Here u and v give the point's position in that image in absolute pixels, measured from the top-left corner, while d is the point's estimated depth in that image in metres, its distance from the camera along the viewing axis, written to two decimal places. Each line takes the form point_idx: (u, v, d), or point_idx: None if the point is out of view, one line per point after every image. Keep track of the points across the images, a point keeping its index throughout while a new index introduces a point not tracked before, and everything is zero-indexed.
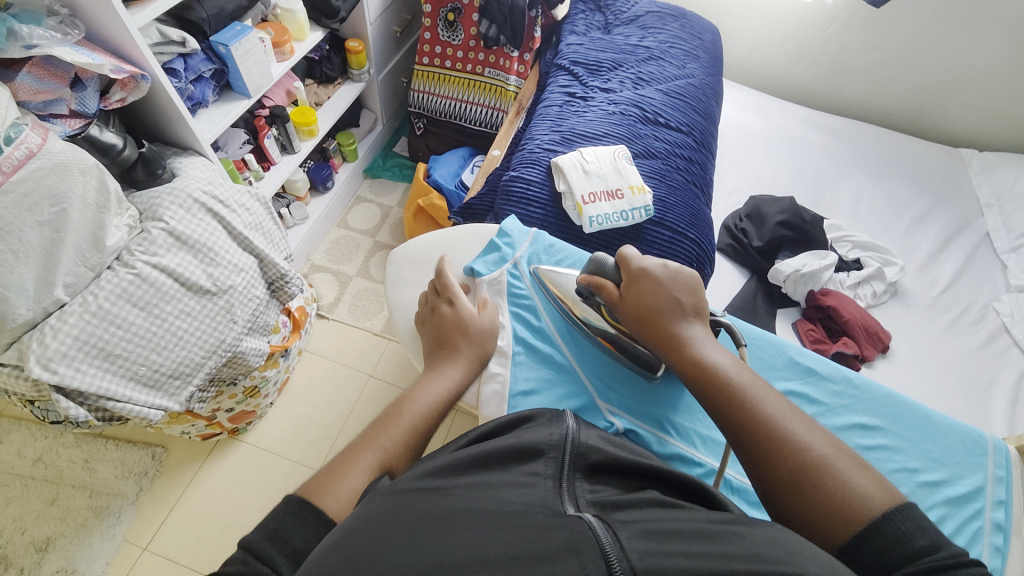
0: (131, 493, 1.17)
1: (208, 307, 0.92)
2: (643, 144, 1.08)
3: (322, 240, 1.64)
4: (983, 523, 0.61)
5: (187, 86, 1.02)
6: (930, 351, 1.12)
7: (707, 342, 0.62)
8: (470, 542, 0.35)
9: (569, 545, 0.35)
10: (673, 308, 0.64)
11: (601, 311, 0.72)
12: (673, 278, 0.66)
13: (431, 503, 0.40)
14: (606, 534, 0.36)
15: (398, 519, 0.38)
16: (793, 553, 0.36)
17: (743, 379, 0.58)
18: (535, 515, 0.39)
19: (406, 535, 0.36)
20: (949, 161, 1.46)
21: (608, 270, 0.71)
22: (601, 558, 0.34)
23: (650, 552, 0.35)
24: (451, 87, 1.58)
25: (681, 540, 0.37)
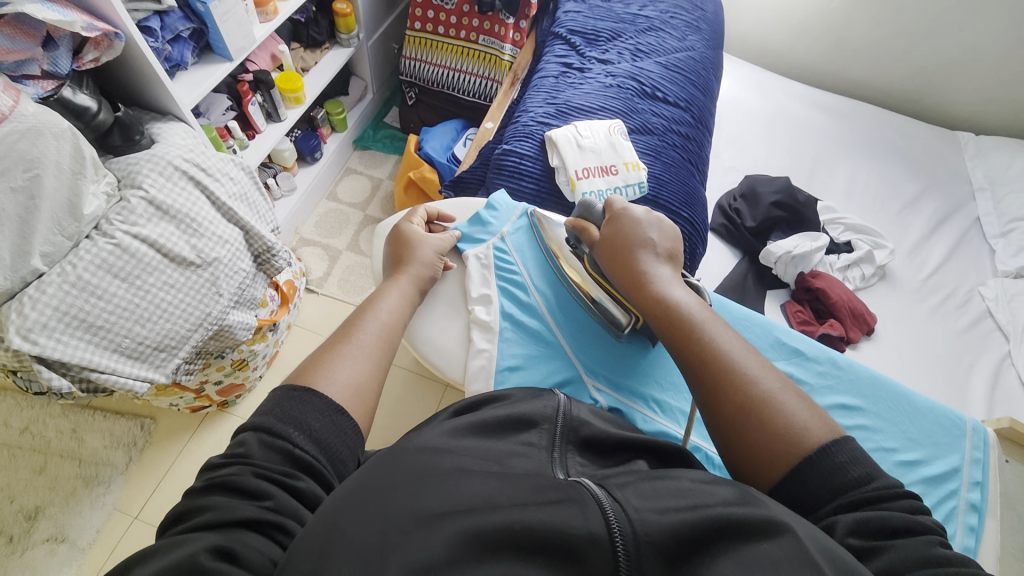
0: (120, 462, 1.18)
1: (193, 279, 0.90)
2: (639, 119, 1.06)
3: (311, 212, 1.60)
4: (957, 502, 0.63)
5: (164, 47, 0.97)
6: (914, 334, 1.14)
7: (672, 281, 0.63)
8: (477, 495, 0.36)
9: (569, 498, 0.36)
10: (646, 244, 0.66)
11: (582, 256, 0.74)
12: (654, 219, 0.69)
13: (432, 459, 0.39)
14: (603, 494, 0.37)
15: (400, 474, 0.38)
16: (775, 508, 0.36)
17: (697, 310, 0.58)
18: (537, 477, 0.39)
19: (413, 486, 0.36)
20: (946, 144, 1.45)
21: (593, 212, 0.74)
22: (601, 511, 0.35)
23: (644, 507, 0.36)
24: (444, 55, 1.53)
25: (671, 497, 0.37)
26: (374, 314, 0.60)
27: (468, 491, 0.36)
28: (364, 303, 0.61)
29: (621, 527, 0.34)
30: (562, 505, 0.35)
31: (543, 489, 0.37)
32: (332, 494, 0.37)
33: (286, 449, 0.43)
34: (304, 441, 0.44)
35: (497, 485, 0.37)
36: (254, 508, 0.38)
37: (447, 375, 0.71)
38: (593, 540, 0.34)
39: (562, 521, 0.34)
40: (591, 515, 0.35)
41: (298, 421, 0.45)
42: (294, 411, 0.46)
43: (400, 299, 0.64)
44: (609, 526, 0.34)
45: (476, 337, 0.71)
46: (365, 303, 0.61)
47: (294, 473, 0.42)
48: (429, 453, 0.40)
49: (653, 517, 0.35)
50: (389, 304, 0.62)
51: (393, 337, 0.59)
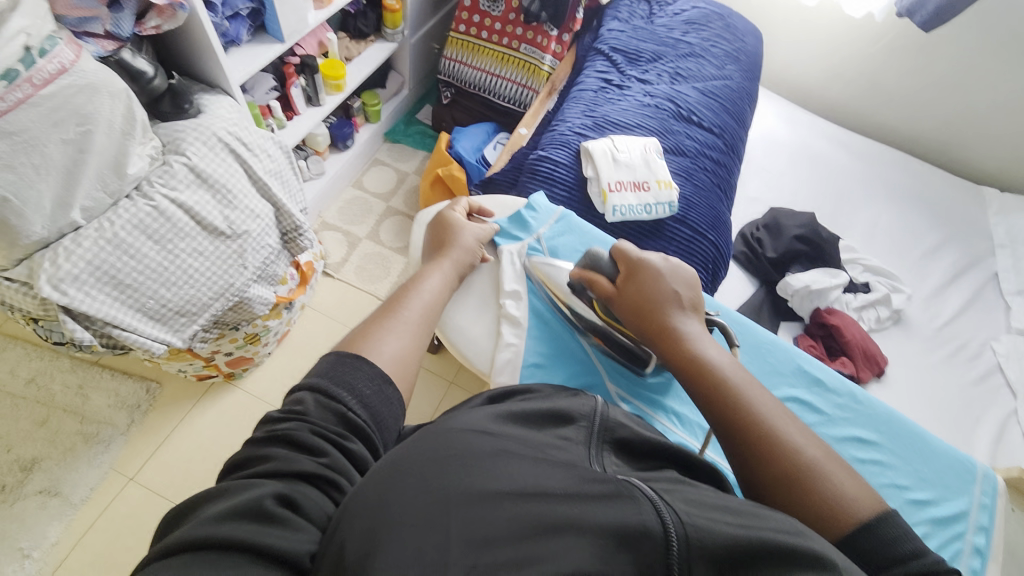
0: (123, 423, 1.19)
1: (221, 249, 0.92)
2: (674, 141, 1.08)
3: (336, 198, 1.63)
4: (963, 545, 0.63)
5: (223, 23, 1.00)
6: (924, 381, 1.14)
7: (702, 336, 0.62)
8: (528, 479, 0.36)
9: (618, 493, 0.37)
10: (671, 299, 0.64)
11: (593, 306, 0.69)
12: (671, 271, 0.66)
13: (481, 438, 0.40)
14: (655, 495, 0.37)
15: (451, 447, 0.38)
16: (818, 538, 0.36)
17: (726, 369, 0.57)
18: (579, 470, 0.39)
19: (465, 459, 0.37)
20: (970, 199, 1.46)
21: (604, 264, 0.69)
22: (654, 509, 0.36)
23: (694, 513, 0.36)
24: (484, 59, 1.56)
25: (720, 510, 0.37)
26: (413, 294, 0.61)
27: (521, 473, 0.37)
28: (404, 283, 0.62)
29: (674, 529, 0.34)
30: (616, 501, 0.36)
31: (590, 481, 0.37)
32: (384, 461, 0.39)
33: (340, 410, 0.44)
34: (356, 405, 0.45)
35: (547, 472, 0.38)
36: (312, 463, 0.39)
37: (472, 365, 0.72)
38: (646, 534, 0.34)
39: (613, 515, 0.35)
40: (644, 511, 0.35)
41: (349, 385, 0.46)
42: (343, 375, 0.47)
43: (439, 281, 0.65)
44: (663, 526, 0.35)
45: (504, 332, 0.72)
46: (406, 283, 0.63)
47: (348, 434, 0.43)
48: (477, 432, 0.41)
49: (705, 524, 0.35)
50: (427, 286, 0.63)
51: (433, 317, 0.60)
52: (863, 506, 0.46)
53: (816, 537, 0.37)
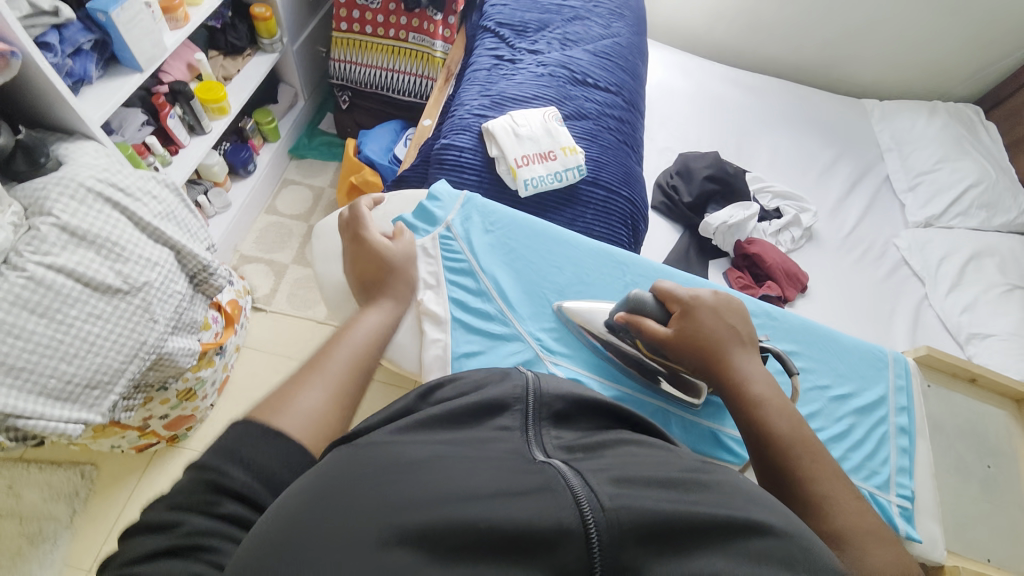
0: (64, 515, 1.09)
1: (122, 307, 0.84)
2: (573, 106, 1.09)
3: (250, 228, 1.53)
4: (888, 427, 0.70)
5: (65, 62, 0.90)
6: (843, 287, 1.24)
7: (762, 377, 0.58)
8: (440, 486, 0.30)
9: (541, 486, 0.30)
10: (729, 334, 0.60)
11: (634, 342, 0.65)
12: (726, 306, 0.62)
13: (399, 448, 0.34)
14: (576, 479, 0.31)
15: (361, 465, 0.32)
16: (753, 503, 0.33)
17: (769, 397, 0.56)
18: (509, 457, 0.33)
19: (366, 478, 0.30)
20: (854, 114, 1.58)
21: (649, 306, 0.63)
22: (575, 501, 0.29)
23: (622, 494, 0.30)
24: (375, 55, 1.50)
25: (651, 485, 0.32)
26: (352, 332, 0.58)
27: (426, 482, 0.30)
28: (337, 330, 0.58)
29: (597, 518, 0.29)
30: (535, 496, 0.29)
31: (515, 475, 0.31)
32: (274, 498, 0.31)
33: (211, 477, 0.36)
34: (237, 471, 0.37)
35: (465, 471, 0.31)
36: (166, 538, 0.34)
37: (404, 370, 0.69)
38: (564, 533, 0.28)
39: (527, 515, 0.28)
40: (563, 503, 0.29)
41: (234, 454, 0.38)
42: (230, 441, 0.39)
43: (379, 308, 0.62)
44: (584, 518, 0.29)
45: (428, 329, 0.69)
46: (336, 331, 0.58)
47: (218, 497, 0.36)
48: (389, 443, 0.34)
49: (634, 505, 0.30)
50: (366, 318, 0.60)
51: (367, 361, 0.55)
52: None
53: (758, 499, 0.33)
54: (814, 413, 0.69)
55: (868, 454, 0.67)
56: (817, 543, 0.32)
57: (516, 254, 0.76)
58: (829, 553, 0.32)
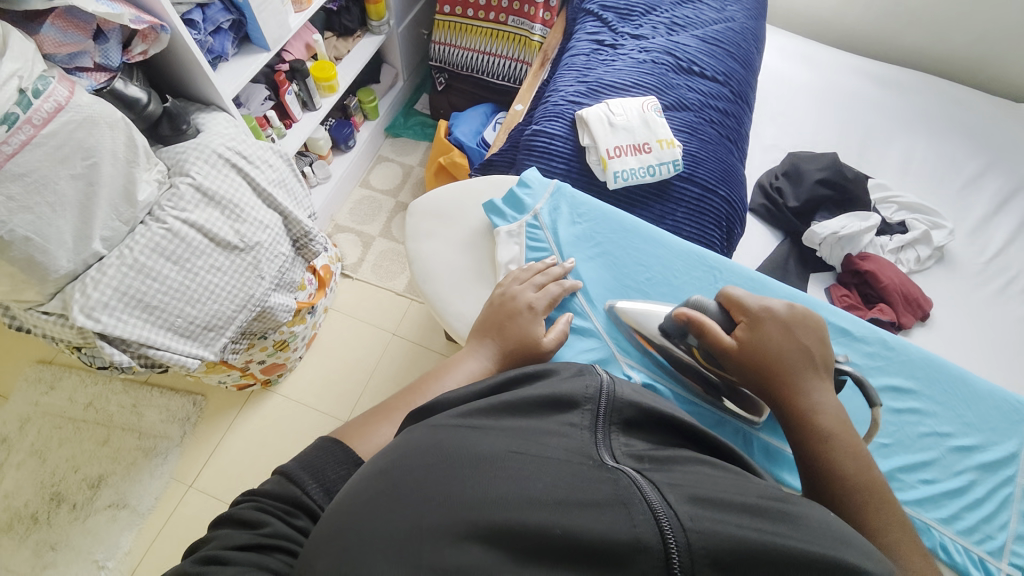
0: (176, 435, 1.26)
1: (237, 263, 0.95)
2: (674, 95, 1.02)
3: (345, 200, 1.64)
4: (1014, 490, 0.59)
5: (207, 38, 1.01)
6: (976, 320, 1.06)
7: (827, 404, 0.52)
8: (514, 486, 0.29)
9: (615, 496, 0.28)
10: (800, 357, 0.54)
11: (688, 348, 0.60)
12: (801, 322, 0.56)
13: (468, 438, 0.33)
14: (651, 492, 0.29)
15: (434, 454, 0.31)
16: (844, 542, 0.29)
17: (840, 433, 0.50)
18: (579, 456, 0.31)
19: (436, 477, 0.30)
20: (1016, 117, 1.33)
21: (711, 311, 0.59)
22: (651, 515, 0.27)
23: (703, 515, 0.27)
24: (474, 38, 1.52)
25: (731, 508, 0.29)
26: (445, 384, 0.54)
27: (495, 484, 0.29)
28: (435, 367, 0.56)
29: (677, 538, 0.26)
30: (605, 509, 0.28)
31: (586, 480, 0.29)
32: (354, 482, 0.32)
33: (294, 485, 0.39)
34: (315, 489, 0.39)
35: (536, 470, 0.30)
36: (251, 511, 0.37)
37: None
38: (642, 549, 0.26)
39: (602, 526, 0.27)
40: (639, 516, 0.27)
41: (315, 470, 0.40)
42: (313, 456, 0.41)
43: (479, 374, 0.55)
44: (662, 535, 0.26)
45: None
46: (429, 372, 0.56)
47: (296, 509, 0.38)
48: (456, 436, 0.33)
49: (717, 529, 0.27)
50: (464, 377, 0.54)
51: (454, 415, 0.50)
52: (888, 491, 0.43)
53: (850, 539, 0.29)
54: (924, 460, 0.60)
55: (986, 516, 0.58)
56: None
57: (602, 249, 0.73)
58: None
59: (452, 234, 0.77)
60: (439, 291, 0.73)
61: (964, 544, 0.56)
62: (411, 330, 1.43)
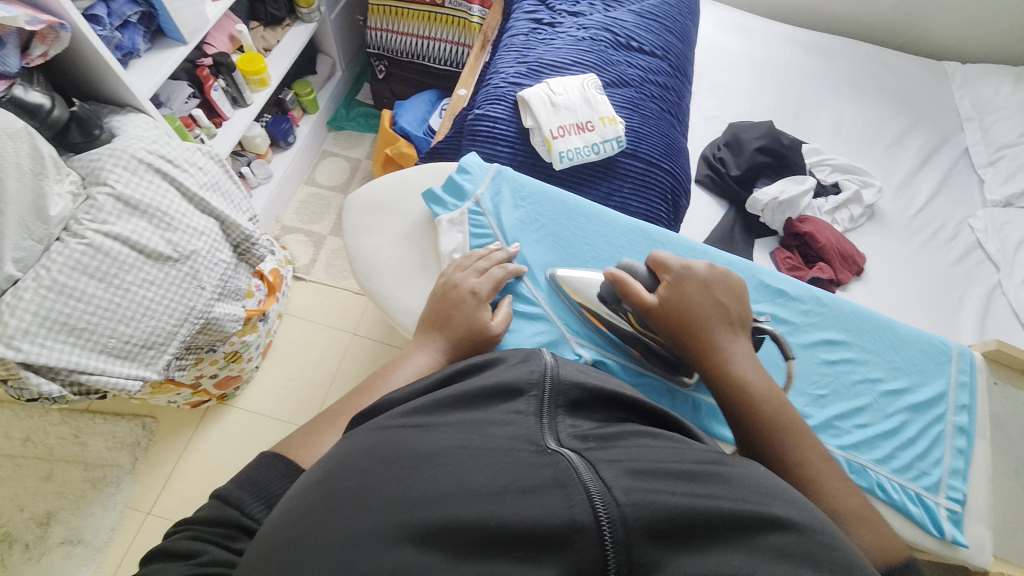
0: (127, 462, 1.19)
1: (172, 274, 0.88)
2: (615, 72, 1.02)
3: (291, 200, 1.57)
4: (944, 426, 0.64)
5: (114, 35, 0.92)
6: (906, 270, 1.14)
7: (747, 356, 0.54)
8: (451, 483, 0.28)
9: (553, 479, 0.28)
10: (717, 313, 0.56)
11: (624, 315, 0.61)
12: (718, 278, 0.58)
13: (411, 437, 0.32)
14: (588, 471, 0.29)
15: (374, 459, 0.30)
16: (775, 496, 0.29)
17: (757, 383, 0.52)
18: (519, 442, 0.31)
19: (375, 483, 0.29)
20: (932, 78, 1.42)
21: (640, 274, 0.60)
22: (586, 494, 0.27)
23: (636, 487, 0.28)
24: (411, 22, 1.46)
25: (665, 477, 0.29)
26: (393, 382, 0.52)
27: (434, 482, 0.28)
28: (384, 366, 0.55)
29: (610, 513, 0.26)
30: (541, 494, 0.27)
31: (524, 467, 0.29)
32: (294, 493, 0.31)
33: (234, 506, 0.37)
34: (257, 508, 0.37)
35: (474, 464, 0.29)
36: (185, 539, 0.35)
37: None
38: (576, 530, 0.26)
39: (537, 513, 0.26)
40: (575, 496, 0.27)
41: (257, 486, 0.39)
42: (255, 474, 0.39)
43: (429, 369, 0.54)
44: (595, 513, 0.26)
45: None
46: (378, 372, 0.54)
47: (237, 533, 0.36)
48: (399, 437, 0.32)
49: (649, 500, 0.27)
50: (412, 373, 0.53)
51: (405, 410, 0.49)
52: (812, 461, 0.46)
53: (778, 490, 0.30)
54: (860, 407, 0.64)
55: (920, 454, 0.62)
56: (842, 536, 0.29)
57: (547, 230, 0.73)
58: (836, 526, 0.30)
59: (398, 227, 0.75)
60: (388, 287, 0.71)
61: (901, 481, 0.61)
62: (371, 329, 1.40)
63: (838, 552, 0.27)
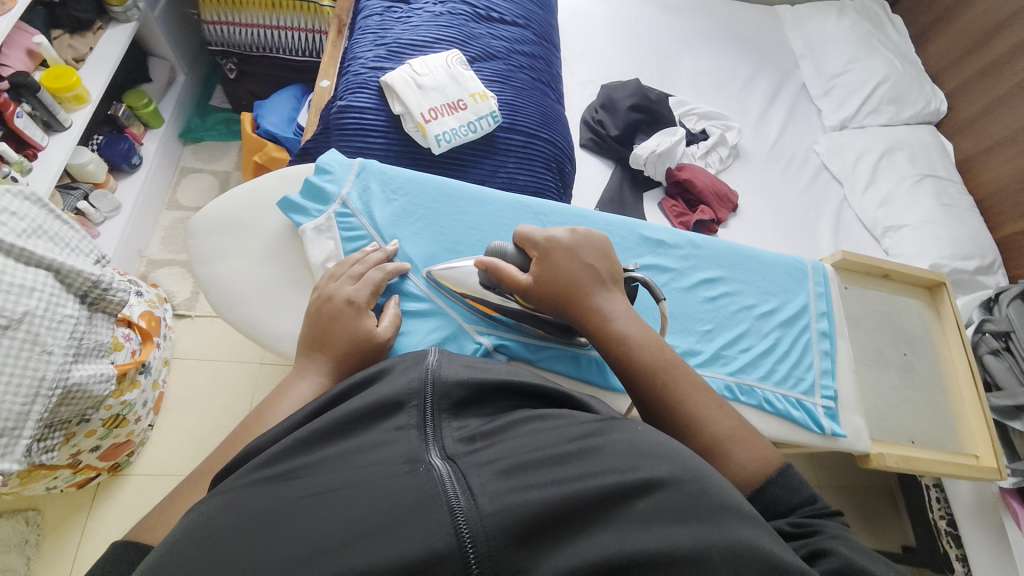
0: (15, 567, 1.01)
1: (6, 344, 0.70)
2: (479, 46, 1.00)
3: (153, 230, 1.37)
4: (811, 334, 0.73)
5: None
6: (772, 200, 1.27)
7: (621, 314, 0.56)
8: (306, 538, 0.25)
9: (415, 504, 0.26)
10: (587, 274, 0.57)
11: (512, 297, 0.60)
12: (583, 242, 0.59)
13: (279, 490, 0.29)
14: (455, 483, 0.27)
15: (227, 523, 0.27)
16: (649, 455, 0.29)
17: (633, 333, 0.54)
18: (390, 466, 0.29)
19: (224, 556, 0.25)
20: (768, 22, 1.57)
21: (510, 254, 0.61)
22: (448, 513, 0.25)
23: (503, 491, 0.27)
24: (252, 11, 1.31)
25: (537, 468, 0.29)
26: (278, 415, 0.48)
27: (299, 541, 0.25)
28: (266, 400, 0.50)
29: (472, 528, 0.25)
30: (402, 528, 0.25)
31: (384, 498, 0.26)
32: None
33: None
34: None
35: (332, 509, 0.26)
36: None
37: None
38: (437, 559, 0.24)
39: (395, 550, 0.24)
40: (435, 521, 0.25)
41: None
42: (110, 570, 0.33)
43: (315, 393, 0.50)
44: (457, 532, 0.25)
45: None
46: (259, 407, 0.49)
47: None
48: (263, 492, 0.29)
49: (514, 502, 0.26)
50: (297, 401, 0.49)
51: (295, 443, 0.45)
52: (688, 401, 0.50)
53: (654, 448, 0.30)
54: (741, 334, 0.71)
55: (794, 363, 0.70)
56: (716, 477, 0.30)
57: (425, 220, 0.70)
58: (714, 471, 0.31)
59: (267, 243, 0.68)
60: (268, 309, 0.65)
61: (783, 392, 0.68)
62: (282, 353, 1.29)
63: (707, 498, 0.28)
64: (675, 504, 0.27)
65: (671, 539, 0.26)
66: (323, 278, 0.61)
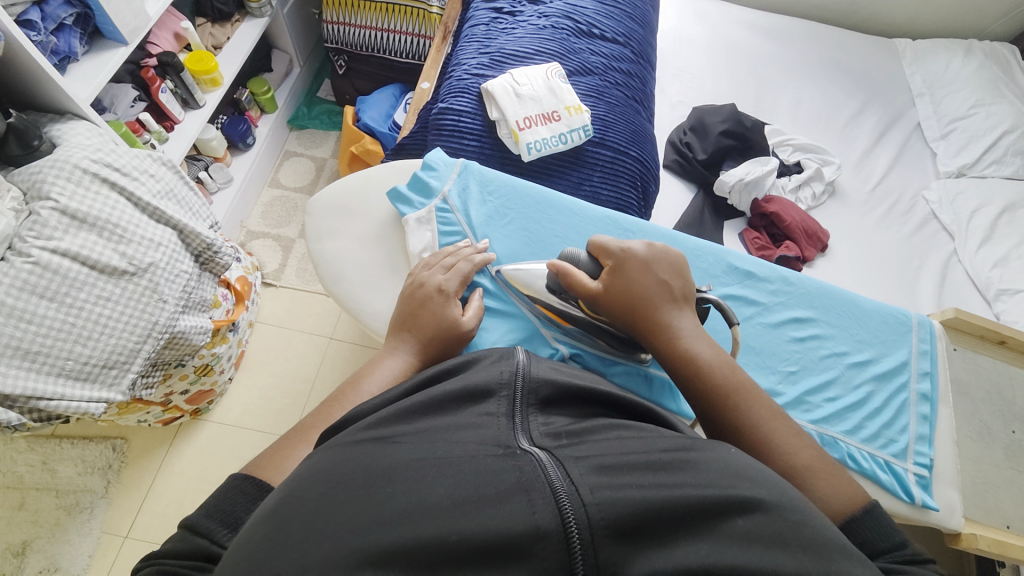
0: (106, 484, 1.14)
1: (131, 289, 0.80)
2: (578, 60, 1.02)
3: (255, 204, 1.52)
4: (908, 394, 0.67)
5: (50, 39, 0.86)
6: (866, 244, 1.18)
7: (695, 332, 0.55)
8: (411, 498, 0.27)
9: (517, 484, 0.27)
10: (662, 291, 0.57)
11: (576, 304, 0.62)
12: (660, 258, 0.59)
13: (382, 452, 0.31)
14: (556, 470, 0.28)
15: (337, 475, 0.30)
16: (743, 478, 0.30)
17: (707, 352, 0.53)
18: (484, 447, 0.30)
19: (339, 506, 0.28)
20: (883, 56, 1.47)
21: (583, 262, 0.61)
22: (551, 496, 0.27)
23: (602, 485, 0.28)
24: (368, 15, 1.42)
25: (632, 471, 0.29)
26: (366, 389, 0.51)
27: (404, 500, 0.27)
28: (358, 373, 0.54)
29: (576, 515, 0.26)
30: (508, 501, 0.27)
31: (487, 474, 0.28)
32: (245, 526, 0.30)
33: (200, 544, 0.35)
34: (226, 535, 0.36)
35: (437, 475, 0.28)
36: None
37: None
38: (540, 536, 0.25)
39: (499, 521, 0.26)
40: (539, 502, 0.26)
41: (222, 514, 0.37)
42: (222, 501, 0.38)
43: (402, 373, 0.53)
44: (561, 515, 0.26)
45: None
46: (351, 379, 0.53)
47: (206, 563, 0.34)
48: (367, 451, 0.31)
49: (615, 496, 0.27)
50: (386, 378, 0.52)
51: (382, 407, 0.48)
52: (770, 436, 0.48)
53: (748, 472, 0.31)
54: (828, 380, 0.66)
55: (886, 422, 0.65)
56: (814, 512, 0.30)
57: (516, 224, 0.73)
58: (807, 504, 0.30)
59: (365, 230, 0.73)
60: (357, 290, 0.70)
61: (870, 450, 0.63)
62: (348, 332, 1.37)
63: (809, 529, 0.28)
64: (775, 528, 0.27)
65: (775, 561, 0.26)
66: (417, 265, 0.65)
